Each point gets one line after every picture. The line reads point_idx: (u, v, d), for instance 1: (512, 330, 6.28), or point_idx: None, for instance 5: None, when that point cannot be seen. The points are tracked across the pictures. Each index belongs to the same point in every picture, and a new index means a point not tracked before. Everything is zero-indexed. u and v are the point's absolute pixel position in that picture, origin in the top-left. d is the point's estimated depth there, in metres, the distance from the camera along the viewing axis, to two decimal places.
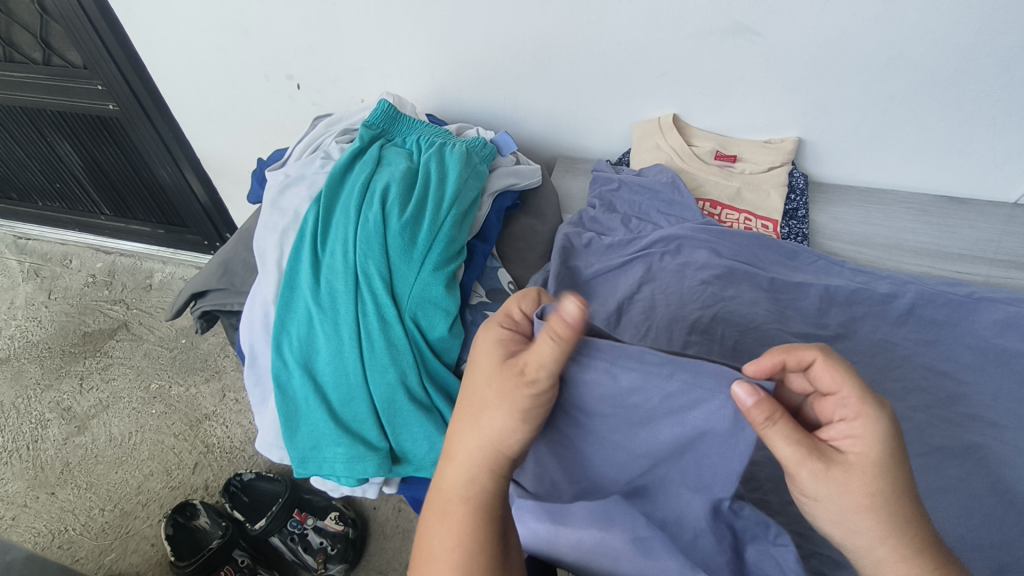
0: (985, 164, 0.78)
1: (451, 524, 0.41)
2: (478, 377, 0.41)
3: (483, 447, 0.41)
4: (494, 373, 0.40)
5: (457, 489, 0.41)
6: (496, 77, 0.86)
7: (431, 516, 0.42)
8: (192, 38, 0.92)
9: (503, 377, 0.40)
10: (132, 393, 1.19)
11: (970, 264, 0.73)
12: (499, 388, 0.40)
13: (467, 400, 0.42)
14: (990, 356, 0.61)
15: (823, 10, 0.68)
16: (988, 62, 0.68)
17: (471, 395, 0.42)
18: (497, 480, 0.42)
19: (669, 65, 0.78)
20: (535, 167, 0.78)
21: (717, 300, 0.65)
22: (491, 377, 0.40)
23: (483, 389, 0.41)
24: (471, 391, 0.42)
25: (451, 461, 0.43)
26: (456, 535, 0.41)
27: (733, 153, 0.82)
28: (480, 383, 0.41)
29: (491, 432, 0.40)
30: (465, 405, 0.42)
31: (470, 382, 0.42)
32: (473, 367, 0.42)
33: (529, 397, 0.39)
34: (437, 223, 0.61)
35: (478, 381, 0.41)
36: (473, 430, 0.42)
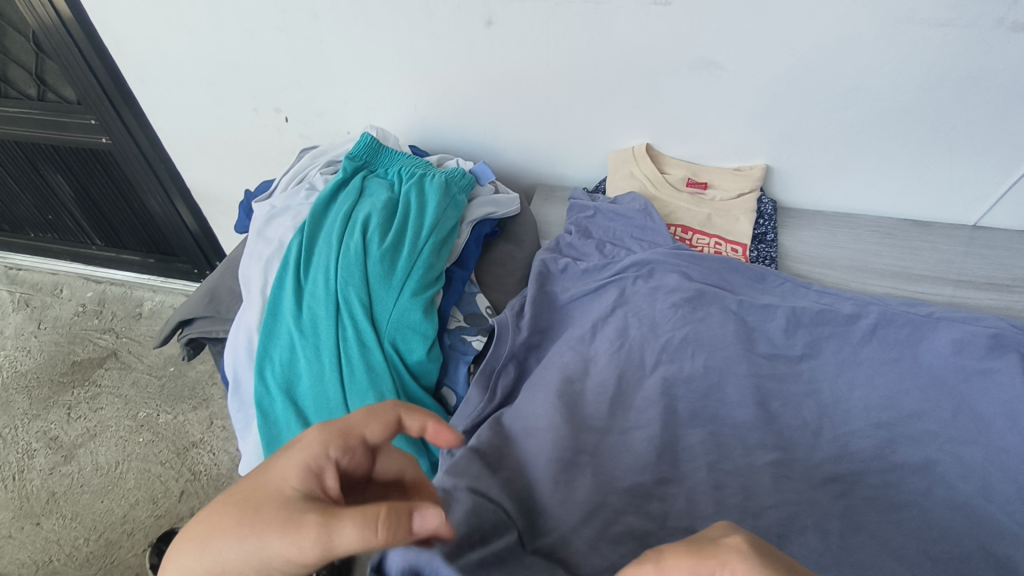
0: (944, 188, 0.82)
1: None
2: (268, 484, 0.33)
3: (229, 560, 0.31)
4: (291, 493, 0.33)
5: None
6: (476, 110, 0.90)
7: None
8: (184, 75, 0.96)
9: (289, 503, 0.32)
10: (120, 422, 1.20)
11: (932, 285, 0.75)
12: (285, 509, 0.32)
13: (237, 506, 0.33)
14: (949, 374, 0.64)
15: (782, 46, 0.72)
16: (940, 93, 0.72)
17: (242, 505, 0.33)
18: None
19: (639, 97, 0.81)
20: (514, 196, 0.81)
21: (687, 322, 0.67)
22: (282, 493, 0.33)
23: (267, 500, 0.33)
24: (251, 492, 0.33)
25: (192, 550, 0.32)
26: None
27: (704, 181, 0.85)
28: (260, 492, 0.33)
29: (251, 555, 0.31)
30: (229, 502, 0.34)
31: (252, 485, 0.34)
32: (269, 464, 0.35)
33: (311, 545, 0.31)
34: (416, 250, 0.64)
35: (267, 483, 0.33)
36: (227, 544, 0.32)
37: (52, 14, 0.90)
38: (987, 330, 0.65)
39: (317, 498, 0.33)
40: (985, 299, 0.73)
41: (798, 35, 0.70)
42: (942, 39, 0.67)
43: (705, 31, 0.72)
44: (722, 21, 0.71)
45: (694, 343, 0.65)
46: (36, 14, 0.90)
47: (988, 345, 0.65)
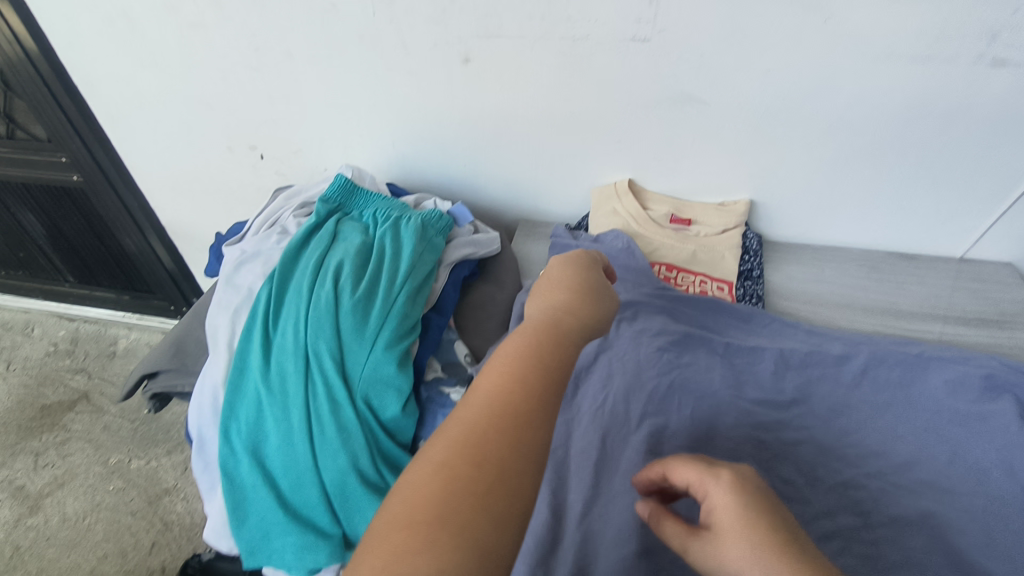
0: (930, 222, 0.81)
1: (406, 494, 0.30)
2: (540, 293, 0.47)
3: (521, 345, 0.40)
4: (534, 333, 0.41)
5: (522, 344, 0.40)
6: (455, 146, 0.88)
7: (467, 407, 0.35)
8: (156, 112, 0.94)
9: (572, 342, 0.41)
10: (90, 469, 1.15)
11: (921, 321, 0.74)
12: (520, 362, 0.38)
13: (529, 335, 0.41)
14: (944, 417, 0.62)
15: (762, 81, 0.71)
16: (922, 127, 0.71)
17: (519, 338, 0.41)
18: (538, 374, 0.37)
19: (620, 133, 0.80)
20: (494, 234, 0.79)
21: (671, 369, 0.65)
22: (526, 347, 0.39)
23: (513, 351, 0.39)
24: (525, 331, 0.41)
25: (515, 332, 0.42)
26: (497, 427, 0.34)
27: (687, 217, 0.84)
28: (551, 335, 0.41)
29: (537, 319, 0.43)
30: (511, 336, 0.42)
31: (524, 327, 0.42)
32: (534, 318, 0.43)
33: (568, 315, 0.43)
34: (390, 300, 0.61)
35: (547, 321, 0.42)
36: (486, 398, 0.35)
37: (19, 51, 0.87)
38: (980, 371, 0.64)
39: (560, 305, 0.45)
40: (976, 336, 0.72)
41: (778, 70, 0.69)
42: (922, 74, 0.66)
43: (684, 67, 0.71)
44: (702, 56, 0.70)
45: (681, 391, 0.64)
46: (3, 52, 0.88)
47: (982, 387, 0.63)
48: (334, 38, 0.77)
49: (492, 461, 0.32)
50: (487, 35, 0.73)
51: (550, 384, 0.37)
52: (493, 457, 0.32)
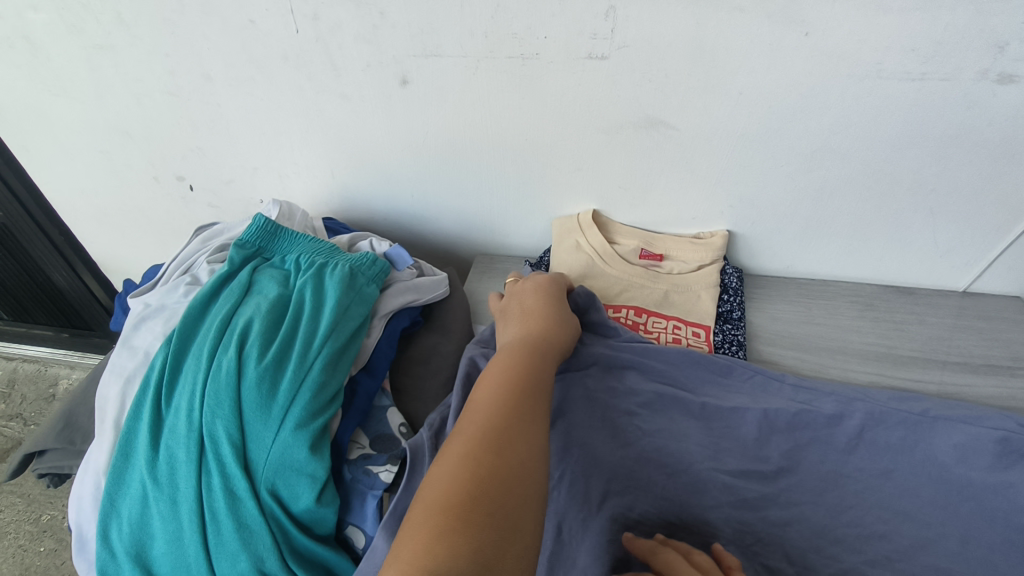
0: (929, 253, 0.72)
1: (436, 484, 0.35)
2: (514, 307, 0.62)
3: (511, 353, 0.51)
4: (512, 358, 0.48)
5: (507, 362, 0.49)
6: (401, 175, 0.79)
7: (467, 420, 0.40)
8: (71, 142, 0.84)
9: (541, 365, 0.48)
10: (19, 528, 1.05)
11: (923, 368, 0.66)
12: (505, 387, 0.43)
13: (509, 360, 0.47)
14: (951, 491, 0.54)
15: (737, 103, 0.62)
16: (920, 151, 0.63)
17: (502, 367, 0.47)
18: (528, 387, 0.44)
19: (581, 160, 0.72)
20: (442, 276, 0.70)
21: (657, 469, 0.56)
22: (496, 374, 0.45)
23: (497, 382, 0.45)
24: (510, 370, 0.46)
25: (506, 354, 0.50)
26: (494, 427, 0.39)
27: (659, 252, 0.75)
28: (525, 365, 0.47)
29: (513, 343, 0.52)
30: (495, 365, 0.47)
31: (500, 358, 0.48)
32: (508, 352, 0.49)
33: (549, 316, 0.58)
34: (305, 367, 0.52)
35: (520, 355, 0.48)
36: (478, 421, 0.40)
37: None
38: (994, 433, 0.55)
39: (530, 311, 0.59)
40: (985, 386, 0.63)
41: (754, 90, 0.61)
42: (919, 93, 0.58)
43: (647, 87, 0.63)
44: (667, 75, 0.61)
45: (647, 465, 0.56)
46: None
47: (996, 452, 0.55)
48: (255, 59, 0.69)
49: (496, 443, 0.37)
50: (424, 54, 0.64)
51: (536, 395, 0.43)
52: (494, 436, 0.38)
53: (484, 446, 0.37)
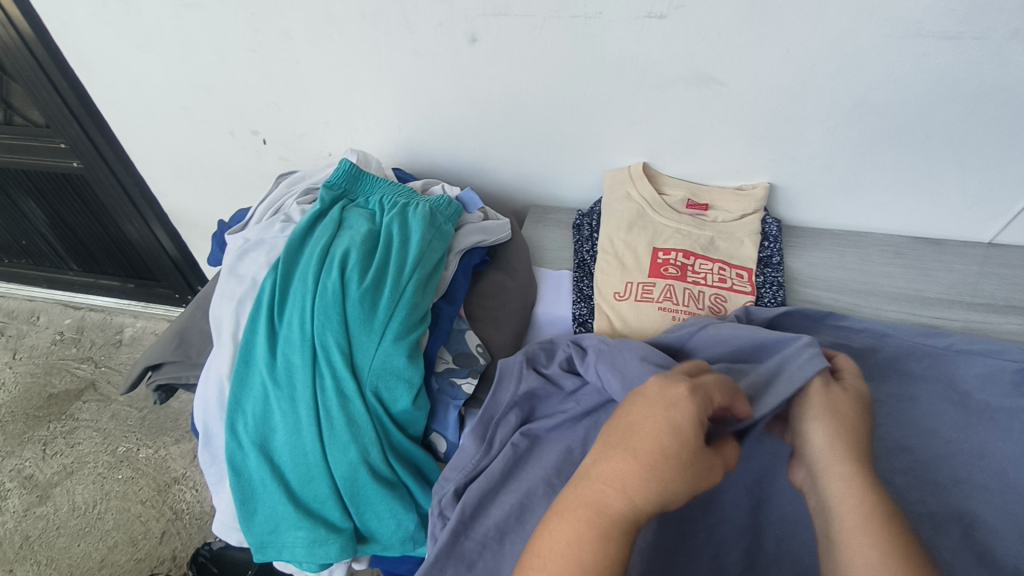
0: (957, 206, 0.78)
1: None
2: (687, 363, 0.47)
3: (626, 429, 0.40)
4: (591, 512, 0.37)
5: (615, 476, 0.38)
6: (463, 129, 0.85)
7: (554, 531, 0.38)
8: (155, 97, 0.91)
9: (694, 441, 0.38)
10: (99, 458, 1.14)
11: (948, 309, 0.72)
12: (590, 523, 0.37)
13: (616, 449, 0.39)
14: (974, 412, 0.59)
15: (784, 59, 0.67)
16: (952, 107, 0.68)
17: (641, 473, 0.37)
18: (619, 501, 0.37)
19: (634, 115, 0.77)
20: (505, 221, 0.77)
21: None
22: (584, 518, 0.37)
23: (604, 504, 0.37)
24: (642, 458, 0.38)
25: (599, 461, 0.40)
26: (580, 553, 0.36)
27: (704, 202, 0.81)
28: (669, 438, 0.38)
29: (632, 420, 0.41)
30: (618, 452, 0.39)
31: (615, 435, 0.40)
32: (654, 432, 0.38)
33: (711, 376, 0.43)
34: (399, 289, 0.59)
35: (673, 428, 0.38)
36: (563, 538, 0.37)
37: (13, 32, 0.84)
38: (1012, 364, 0.61)
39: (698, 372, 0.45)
40: (1007, 324, 0.69)
41: (800, 49, 0.66)
42: (955, 52, 0.63)
43: (701, 45, 0.68)
44: (719, 34, 0.66)
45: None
46: None
47: (1014, 381, 0.60)
48: (336, 19, 0.74)
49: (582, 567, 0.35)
50: (495, 13, 0.69)
51: (615, 519, 0.37)
52: (587, 558, 0.36)
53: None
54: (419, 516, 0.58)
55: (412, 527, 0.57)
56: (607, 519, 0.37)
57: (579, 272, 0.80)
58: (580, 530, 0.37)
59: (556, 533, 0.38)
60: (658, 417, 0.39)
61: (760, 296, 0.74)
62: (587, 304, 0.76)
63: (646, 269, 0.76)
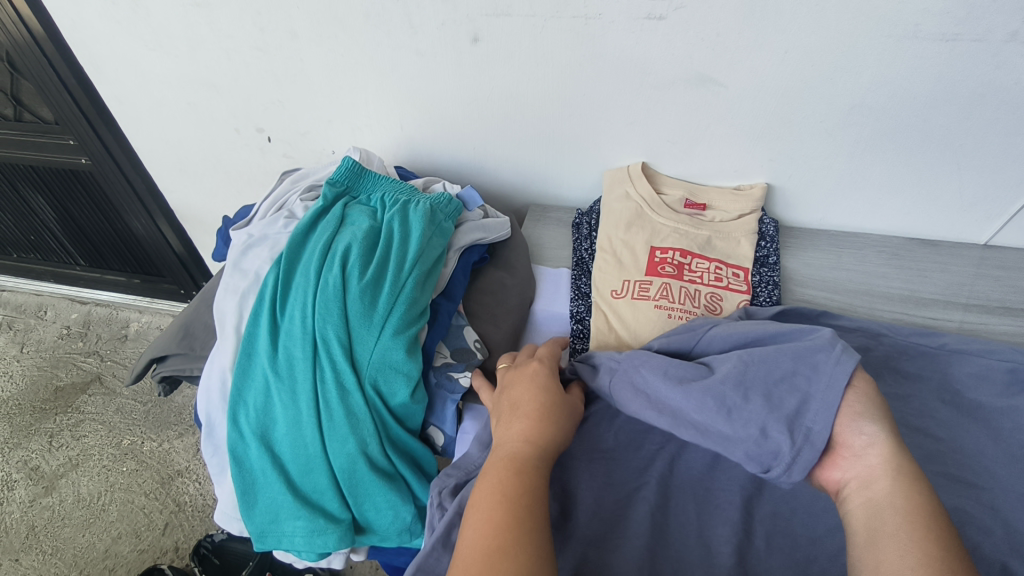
0: (954, 207, 0.78)
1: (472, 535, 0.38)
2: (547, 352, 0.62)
3: (512, 404, 0.52)
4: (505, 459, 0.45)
5: (514, 436, 0.48)
6: (464, 127, 0.86)
7: (482, 483, 0.43)
8: (162, 95, 0.92)
9: (553, 402, 0.52)
10: (103, 450, 1.16)
11: (943, 309, 0.72)
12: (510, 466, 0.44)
13: (507, 417, 0.51)
14: (967, 411, 0.60)
15: (781, 61, 0.68)
16: (949, 109, 0.68)
17: (525, 423, 0.49)
18: (521, 445, 0.46)
19: (633, 115, 0.78)
20: (505, 219, 0.78)
21: (749, 433, 0.47)
22: (505, 462, 0.45)
23: (511, 452, 0.46)
24: (527, 415, 0.49)
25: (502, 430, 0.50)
26: (505, 485, 0.42)
27: (702, 202, 0.82)
28: (533, 401, 0.52)
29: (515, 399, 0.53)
30: (512, 420, 0.50)
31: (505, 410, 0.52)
32: (533, 400, 0.52)
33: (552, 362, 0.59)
34: (398, 285, 0.60)
35: (536, 396, 0.52)
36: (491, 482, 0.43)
37: (23, 31, 0.86)
38: (1005, 364, 0.61)
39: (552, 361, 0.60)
40: (1001, 325, 0.70)
41: (797, 50, 0.67)
42: (951, 54, 0.64)
43: (700, 46, 0.69)
44: (717, 35, 0.67)
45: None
46: (8, 32, 0.87)
47: (1006, 381, 0.61)
48: (340, 18, 0.75)
49: (512, 492, 0.41)
50: (496, 13, 0.70)
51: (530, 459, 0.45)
52: (514, 486, 0.42)
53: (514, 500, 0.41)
54: (416, 508, 0.59)
55: (409, 519, 0.58)
56: (523, 462, 0.44)
57: (577, 270, 0.81)
58: (494, 476, 0.43)
59: (482, 482, 0.43)
60: (528, 392, 0.53)
61: (756, 295, 0.75)
62: (586, 301, 0.77)
63: (643, 267, 0.76)
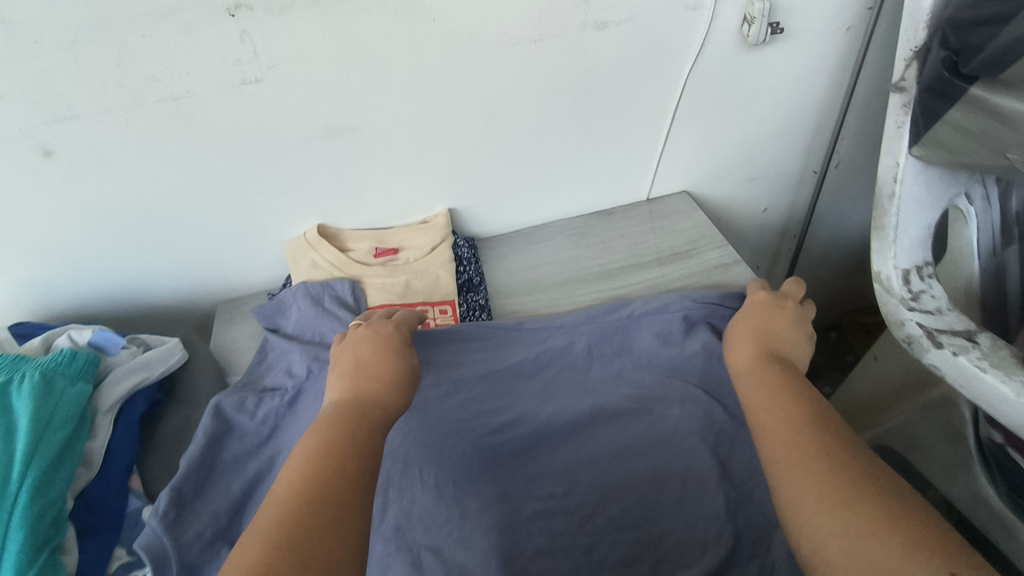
0: (609, 176, 0.83)
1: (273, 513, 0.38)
2: (367, 335, 0.58)
3: (369, 381, 0.52)
4: (336, 428, 0.45)
5: (347, 422, 0.46)
6: (93, 249, 0.71)
7: (307, 459, 0.42)
8: None
9: (402, 358, 0.55)
10: None
11: (627, 273, 0.78)
12: (333, 453, 0.43)
13: (343, 372, 0.53)
14: (662, 374, 0.66)
15: (404, 94, 0.65)
16: (566, 99, 0.71)
17: (366, 385, 0.51)
18: (355, 433, 0.45)
19: (286, 181, 0.70)
20: (171, 343, 0.65)
21: None
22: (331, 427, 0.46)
23: (343, 413, 0.47)
24: (379, 379, 0.52)
25: (331, 411, 0.48)
26: (334, 471, 0.41)
27: (392, 245, 0.77)
28: (386, 359, 0.55)
29: (355, 378, 0.52)
30: (357, 377, 0.52)
31: (347, 368, 0.54)
32: (357, 353, 0.55)
33: (392, 334, 0.59)
34: (6, 507, 0.46)
35: (391, 362, 0.54)
36: (321, 443, 0.44)
37: None
38: (679, 313, 0.67)
39: (375, 322, 0.61)
40: (672, 273, 0.77)
41: (412, 80, 0.64)
42: (545, 53, 0.66)
43: (315, 98, 0.63)
44: (329, 83, 0.62)
45: (417, 467, 0.58)
46: None
47: (683, 329, 0.67)
48: None
49: (341, 482, 0.41)
50: (57, 118, 0.58)
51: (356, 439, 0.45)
52: (346, 477, 0.41)
53: (334, 477, 0.41)
54: None
55: None
56: (357, 414, 0.47)
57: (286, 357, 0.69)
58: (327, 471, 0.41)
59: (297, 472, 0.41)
60: (334, 366, 0.55)
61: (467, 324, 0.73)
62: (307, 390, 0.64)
63: None
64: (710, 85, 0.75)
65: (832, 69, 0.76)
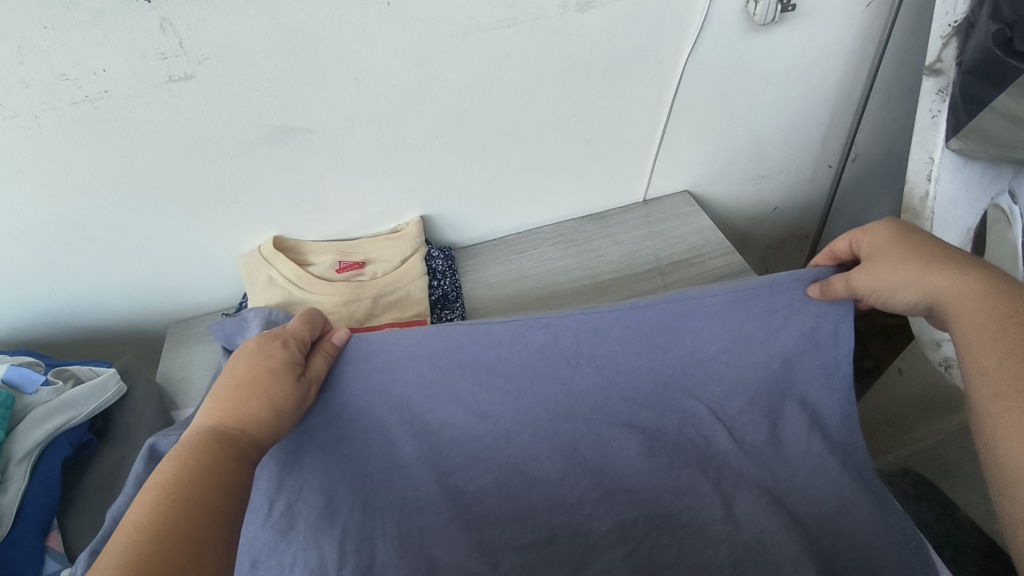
0: (601, 175, 0.74)
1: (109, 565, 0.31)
2: (268, 347, 0.46)
3: (252, 398, 0.42)
4: (197, 457, 0.37)
5: (216, 448, 0.38)
6: (23, 271, 0.64)
7: (166, 489, 0.35)
8: None
9: (298, 383, 0.45)
10: None
11: (621, 285, 0.70)
12: (189, 496, 0.35)
13: (224, 392, 0.43)
14: None
15: (359, 90, 0.57)
16: (546, 91, 0.63)
17: (244, 412, 0.41)
18: (228, 473, 0.38)
19: (232, 192, 0.63)
20: (108, 373, 0.59)
21: None
22: (192, 458, 0.37)
23: (209, 441, 0.39)
24: (262, 408, 0.42)
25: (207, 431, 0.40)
26: (185, 516, 0.34)
27: (358, 258, 0.70)
28: (280, 384, 0.44)
29: (236, 400, 0.42)
30: (237, 399, 0.42)
31: (229, 381, 0.43)
32: (242, 369, 0.44)
33: (294, 351, 0.47)
34: None
35: (281, 386, 0.44)
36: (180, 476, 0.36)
37: None
38: None
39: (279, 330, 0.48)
40: (672, 283, 0.69)
41: (368, 74, 0.56)
42: (519, 40, 0.58)
43: (256, 97, 0.55)
44: (271, 79, 0.54)
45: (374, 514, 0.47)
46: None
47: None
48: None
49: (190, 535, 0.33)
50: None
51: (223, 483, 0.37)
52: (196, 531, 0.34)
53: (182, 532, 0.33)
54: None
55: None
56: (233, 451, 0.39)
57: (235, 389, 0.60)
58: (196, 518, 0.34)
59: (164, 513, 0.33)
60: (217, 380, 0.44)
61: None
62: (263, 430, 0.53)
63: None
64: (710, 72, 0.66)
65: (851, 50, 0.68)
